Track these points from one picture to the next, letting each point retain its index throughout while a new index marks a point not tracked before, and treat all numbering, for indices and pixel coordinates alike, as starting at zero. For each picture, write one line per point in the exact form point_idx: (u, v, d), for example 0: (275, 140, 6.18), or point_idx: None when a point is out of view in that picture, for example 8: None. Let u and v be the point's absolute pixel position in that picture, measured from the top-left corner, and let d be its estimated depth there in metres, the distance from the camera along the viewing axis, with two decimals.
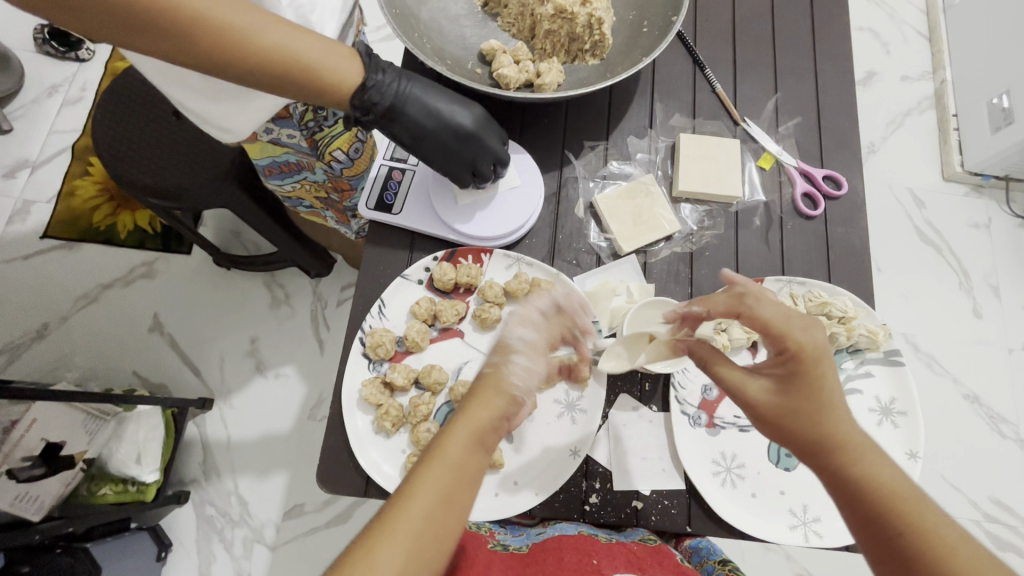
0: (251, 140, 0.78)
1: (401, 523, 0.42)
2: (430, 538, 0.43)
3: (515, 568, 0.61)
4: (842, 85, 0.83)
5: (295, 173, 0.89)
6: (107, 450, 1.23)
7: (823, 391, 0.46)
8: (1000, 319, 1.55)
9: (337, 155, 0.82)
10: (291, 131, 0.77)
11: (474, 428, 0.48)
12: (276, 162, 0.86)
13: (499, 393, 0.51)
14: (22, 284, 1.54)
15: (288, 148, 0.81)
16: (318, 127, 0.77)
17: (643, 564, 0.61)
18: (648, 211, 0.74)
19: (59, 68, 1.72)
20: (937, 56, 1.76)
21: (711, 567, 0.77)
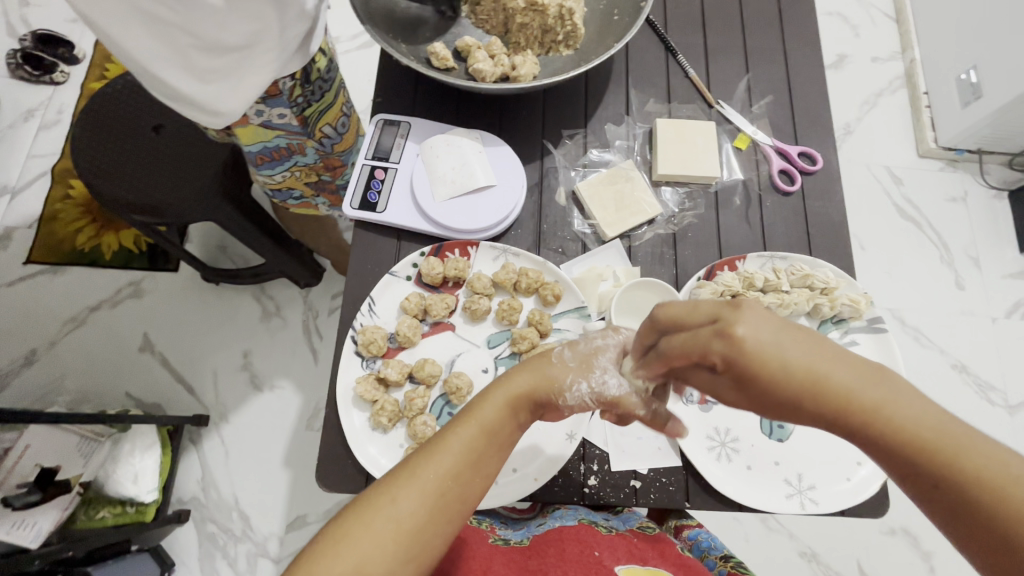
0: (242, 124, 0.78)
1: (421, 475, 0.48)
2: (451, 491, 0.48)
3: (518, 561, 0.64)
4: (812, 64, 0.85)
5: (285, 160, 0.91)
6: (103, 472, 1.24)
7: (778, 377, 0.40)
8: (982, 289, 1.58)
9: (326, 130, 0.89)
10: (281, 109, 0.78)
11: (509, 404, 0.52)
12: (267, 149, 0.87)
13: (539, 376, 0.54)
14: (7, 311, 1.53)
15: (279, 131, 0.83)
16: (306, 102, 0.81)
17: (644, 554, 0.67)
18: (629, 196, 0.75)
19: (34, 92, 1.71)
20: (904, 36, 1.81)
21: (711, 562, 0.83)
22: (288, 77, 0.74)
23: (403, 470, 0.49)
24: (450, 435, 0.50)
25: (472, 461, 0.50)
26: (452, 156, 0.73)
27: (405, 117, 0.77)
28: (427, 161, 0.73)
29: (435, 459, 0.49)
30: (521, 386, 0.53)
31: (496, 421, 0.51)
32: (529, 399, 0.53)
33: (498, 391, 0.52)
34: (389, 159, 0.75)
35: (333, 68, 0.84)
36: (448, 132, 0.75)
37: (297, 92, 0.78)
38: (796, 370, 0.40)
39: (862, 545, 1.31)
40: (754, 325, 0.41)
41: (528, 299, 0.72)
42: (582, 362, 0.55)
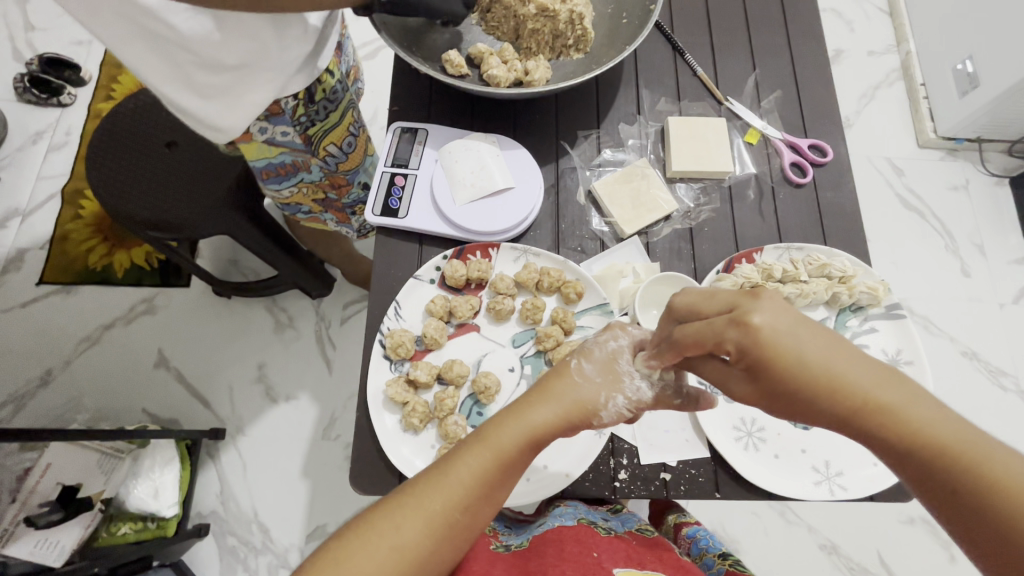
0: (247, 141, 0.83)
1: (431, 504, 0.50)
2: (459, 520, 0.50)
3: (519, 565, 0.65)
4: (817, 59, 0.87)
5: (291, 175, 0.95)
6: (123, 489, 1.24)
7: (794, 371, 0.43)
8: (988, 276, 1.59)
9: (330, 148, 0.93)
10: (285, 127, 0.83)
11: (530, 432, 0.52)
12: (273, 165, 0.91)
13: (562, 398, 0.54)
14: (21, 332, 1.54)
15: (282, 147, 0.87)
16: (310, 121, 0.85)
17: (643, 558, 0.68)
18: (646, 193, 0.77)
19: (43, 115, 1.73)
20: (899, 30, 1.83)
21: (711, 559, 0.85)
22: (290, 97, 0.77)
23: (411, 494, 0.50)
24: (461, 461, 0.51)
25: (483, 485, 0.51)
26: (471, 159, 0.74)
27: (422, 124, 0.79)
28: (446, 166, 0.74)
29: (445, 483, 0.50)
30: (540, 420, 0.53)
31: (513, 448, 0.52)
32: (551, 424, 0.53)
33: (517, 416, 0.53)
34: (408, 166, 0.76)
35: (340, 90, 0.88)
36: (466, 137, 0.76)
37: (299, 112, 0.82)
38: (811, 363, 0.43)
39: (883, 535, 1.32)
40: (771, 315, 0.44)
41: (550, 298, 0.73)
42: (608, 376, 0.56)
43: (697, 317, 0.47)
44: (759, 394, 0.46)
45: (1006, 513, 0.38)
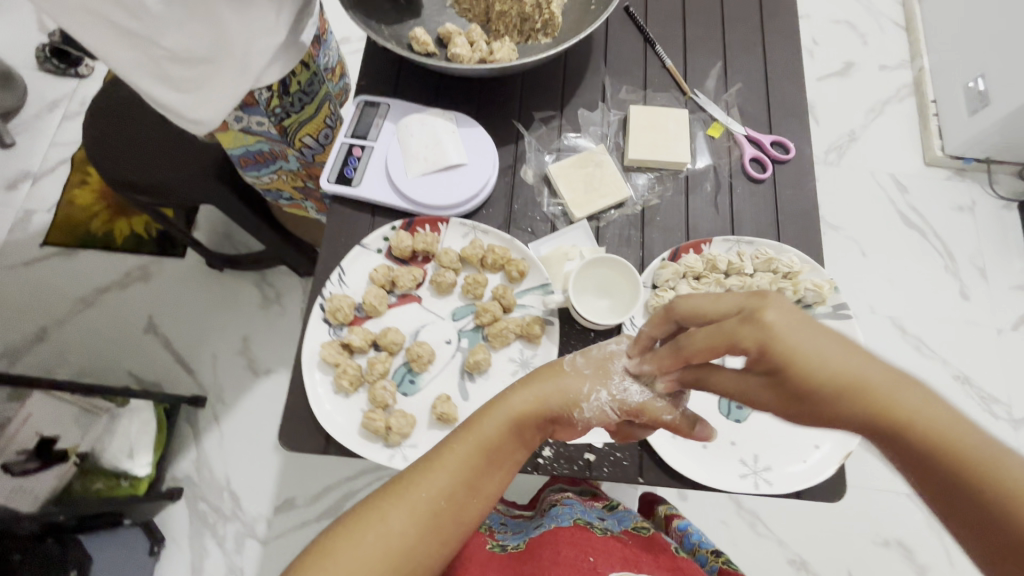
0: (224, 130, 0.86)
1: (417, 489, 0.54)
2: (443, 511, 0.53)
3: (512, 566, 0.70)
4: (793, 58, 0.86)
5: (269, 163, 0.99)
6: (100, 444, 1.29)
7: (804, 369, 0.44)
8: (988, 299, 1.55)
9: (307, 140, 0.95)
10: (259, 118, 0.85)
11: (510, 416, 0.56)
12: (250, 152, 0.95)
13: (548, 388, 0.58)
14: (22, 290, 1.60)
15: (259, 136, 0.90)
16: (285, 113, 0.87)
17: (638, 558, 0.69)
18: (599, 179, 0.77)
19: (61, 85, 1.79)
20: (914, 45, 1.79)
21: (703, 556, 0.84)
22: (263, 90, 0.79)
23: (400, 486, 0.54)
24: (448, 451, 0.55)
25: (468, 475, 0.55)
26: (426, 134, 0.75)
27: (385, 98, 0.80)
28: (402, 140, 0.76)
29: (431, 476, 0.54)
30: (519, 406, 0.56)
31: (495, 438, 0.56)
32: (532, 413, 0.57)
33: (498, 408, 0.56)
34: (367, 138, 0.77)
35: (317, 83, 0.89)
36: (423, 112, 0.77)
37: (274, 103, 0.84)
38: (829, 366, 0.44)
39: (854, 555, 1.29)
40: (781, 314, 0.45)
41: (494, 276, 0.74)
42: (596, 371, 0.58)
43: (703, 320, 0.49)
44: (770, 397, 0.46)
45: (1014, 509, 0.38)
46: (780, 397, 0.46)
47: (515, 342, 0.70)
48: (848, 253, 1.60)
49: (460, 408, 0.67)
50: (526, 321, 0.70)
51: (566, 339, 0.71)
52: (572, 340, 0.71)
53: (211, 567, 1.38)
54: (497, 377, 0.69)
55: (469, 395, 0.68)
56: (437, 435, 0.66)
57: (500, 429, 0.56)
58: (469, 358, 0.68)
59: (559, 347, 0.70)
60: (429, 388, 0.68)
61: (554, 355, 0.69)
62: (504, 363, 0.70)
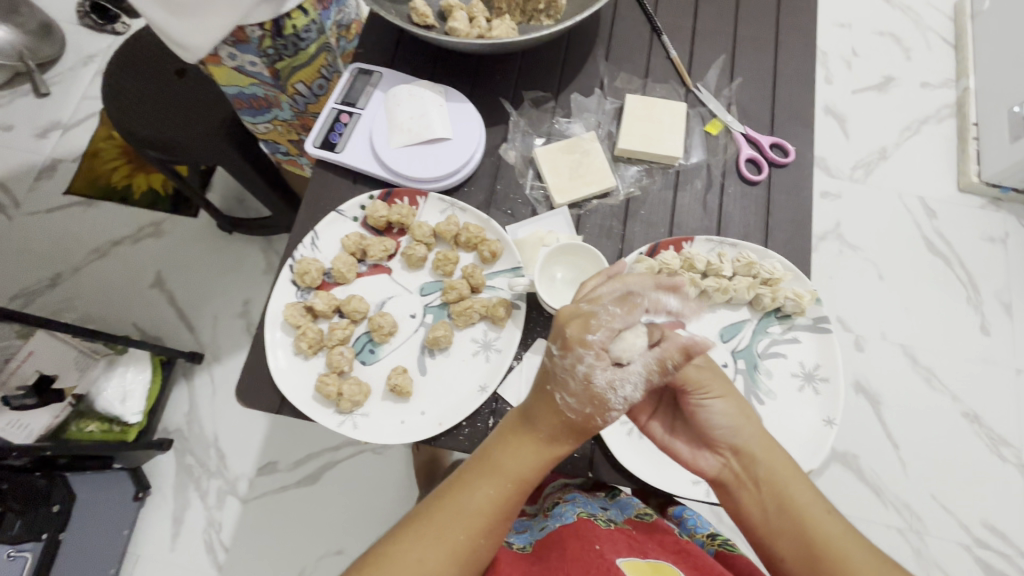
0: (217, 65, 0.87)
1: (452, 531, 0.54)
2: (478, 545, 0.54)
3: (523, 564, 0.69)
4: (807, 60, 0.82)
5: (264, 110, 1.00)
6: (95, 388, 1.33)
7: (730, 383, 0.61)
8: (1010, 337, 1.47)
9: (299, 87, 0.96)
10: (252, 57, 0.85)
11: (535, 450, 0.56)
12: (245, 95, 0.96)
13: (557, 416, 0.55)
14: (41, 235, 1.66)
15: (252, 79, 0.91)
16: (277, 55, 0.87)
17: (644, 546, 0.70)
18: (586, 166, 0.75)
19: (97, 40, 1.84)
20: (961, 64, 1.70)
21: (700, 541, 0.78)
22: (254, 27, 0.80)
23: (429, 523, 0.54)
24: (478, 492, 0.55)
25: (500, 512, 0.55)
26: (413, 105, 0.75)
27: (379, 67, 0.80)
28: (388, 109, 0.75)
29: (462, 519, 0.54)
30: (543, 437, 0.56)
31: (525, 474, 0.56)
32: (554, 442, 0.56)
33: (525, 443, 0.56)
34: (356, 105, 0.77)
35: (314, 31, 0.87)
36: (413, 83, 0.77)
37: (266, 43, 0.84)
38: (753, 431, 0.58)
39: None
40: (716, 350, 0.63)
41: (468, 255, 0.73)
42: (591, 403, 0.54)
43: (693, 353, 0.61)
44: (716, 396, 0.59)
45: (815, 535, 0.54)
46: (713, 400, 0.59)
47: (478, 324, 0.69)
48: (864, 277, 1.52)
49: (416, 383, 0.67)
50: (492, 303, 0.69)
51: (532, 324, 0.70)
52: (537, 327, 0.70)
53: (191, 520, 1.41)
54: (457, 356, 0.68)
55: (426, 370, 0.68)
56: (391, 408, 0.66)
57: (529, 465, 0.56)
58: (432, 334, 0.67)
59: (523, 332, 0.69)
60: (388, 359, 0.68)
61: (516, 339, 0.68)
62: (466, 343, 0.69)
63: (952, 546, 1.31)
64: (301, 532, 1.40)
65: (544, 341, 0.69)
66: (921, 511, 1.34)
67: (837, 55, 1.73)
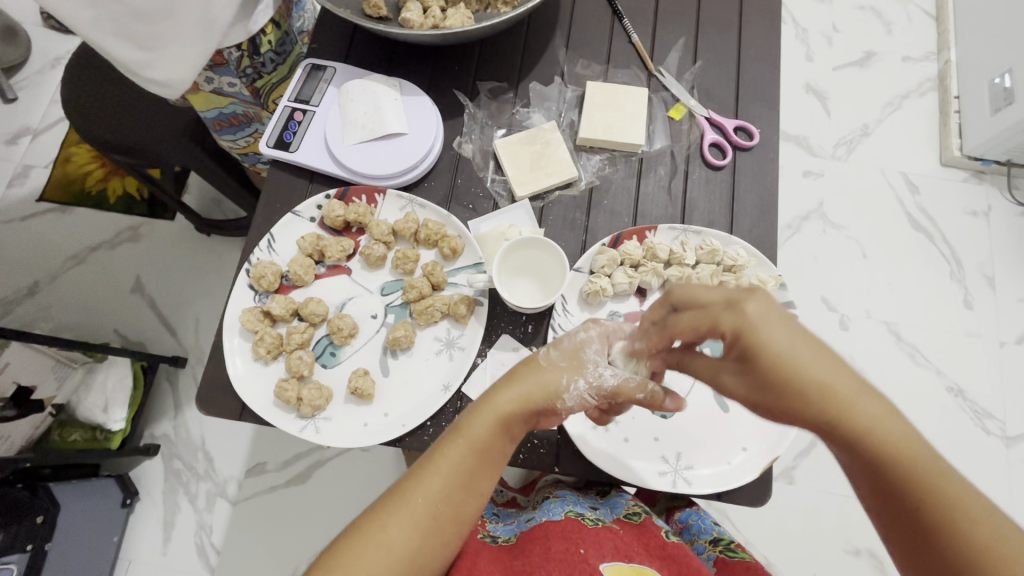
0: (195, 91, 0.83)
1: (414, 497, 0.51)
2: (442, 513, 0.51)
3: (504, 560, 0.67)
4: (772, 39, 0.80)
5: (244, 127, 0.95)
6: (76, 397, 1.30)
7: (772, 361, 0.45)
8: (993, 311, 1.47)
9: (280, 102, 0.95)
10: (230, 79, 0.83)
11: (498, 413, 0.53)
12: (223, 115, 0.91)
13: (528, 378, 0.55)
14: (18, 244, 1.63)
15: (232, 99, 0.87)
16: (256, 74, 0.85)
17: (630, 549, 0.67)
18: (547, 157, 0.73)
19: (63, 41, 1.79)
20: (942, 36, 1.67)
21: (700, 546, 0.79)
22: (232, 49, 0.77)
23: (395, 496, 0.51)
24: (439, 459, 0.52)
25: (463, 478, 0.52)
26: (366, 101, 0.73)
27: (333, 62, 0.78)
28: (342, 106, 0.74)
29: (425, 483, 0.51)
30: (508, 402, 0.53)
31: (485, 439, 0.52)
32: (518, 404, 0.53)
33: (489, 406, 0.53)
34: (310, 103, 0.75)
35: (290, 43, 0.87)
36: (367, 78, 0.75)
37: (245, 63, 0.82)
38: (805, 379, 0.45)
39: None
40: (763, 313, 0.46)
41: (429, 252, 0.72)
42: (571, 361, 0.56)
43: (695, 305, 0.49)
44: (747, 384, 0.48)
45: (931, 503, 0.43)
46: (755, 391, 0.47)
47: (441, 322, 0.68)
48: (848, 255, 1.51)
49: (378, 385, 0.66)
50: (453, 300, 0.67)
51: (496, 320, 0.69)
52: (501, 322, 0.69)
53: (181, 524, 1.41)
54: (419, 355, 0.67)
55: (387, 371, 0.67)
56: (352, 411, 0.65)
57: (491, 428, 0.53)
58: (392, 335, 0.66)
59: (487, 329, 0.68)
60: (349, 361, 0.67)
61: (479, 336, 0.67)
62: (428, 342, 0.68)
63: None
64: (293, 531, 1.40)
65: (508, 337, 0.68)
66: None
67: (817, 31, 1.70)
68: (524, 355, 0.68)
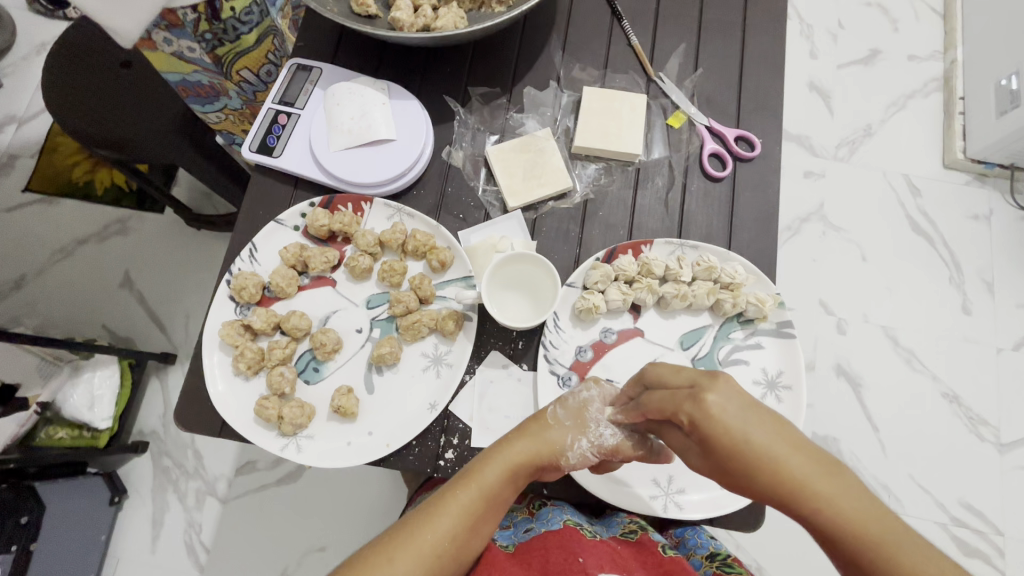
0: (155, 51, 0.86)
1: (423, 532, 0.50)
2: (446, 553, 0.50)
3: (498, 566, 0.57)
4: (775, 43, 0.77)
5: (211, 98, 1.00)
6: (61, 395, 1.26)
7: (730, 442, 0.45)
8: (991, 316, 1.45)
9: (244, 75, 0.96)
10: (189, 43, 0.84)
11: (509, 460, 0.54)
12: (189, 82, 0.95)
13: (536, 431, 0.56)
14: (3, 236, 1.60)
15: (193, 65, 0.90)
16: (217, 40, 0.86)
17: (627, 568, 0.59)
18: (540, 166, 0.71)
19: (49, 27, 1.74)
20: (949, 35, 1.64)
21: (697, 563, 0.65)
22: (187, 10, 0.77)
23: (403, 532, 0.50)
24: (449, 499, 0.52)
25: (471, 521, 0.52)
26: (353, 105, 0.70)
27: (320, 62, 0.74)
28: (328, 109, 0.71)
29: (435, 520, 0.50)
30: (521, 452, 0.55)
31: (496, 484, 0.53)
32: (528, 455, 0.55)
33: (500, 454, 0.54)
34: (295, 105, 0.72)
35: (256, 12, 0.87)
36: (355, 80, 0.72)
37: (203, 27, 0.82)
38: (763, 453, 0.45)
39: None
40: (725, 397, 0.47)
41: (417, 263, 0.69)
42: (574, 420, 0.57)
43: (663, 387, 0.51)
44: (709, 462, 0.48)
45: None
46: (720, 470, 0.47)
47: (428, 337, 0.66)
48: (847, 258, 1.49)
49: (362, 403, 0.64)
50: (440, 315, 0.65)
51: (486, 336, 0.67)
52: (491, 338, 0.67)
53: (170, 522, 1.39)
54: (406, 372, 0.65)
55: (372, 388, 0.65)
56: (337, 429, 0.63)
57: (500, 475, 0.54)
58: (378, 351, 0.64)
59: (476, 345, 0.66)
60: (333, 377, 0.65)
61: (467, 353, 0.65)
62: (415, 358, 0.66)
63: (929, 525, 1.32)
64: (281, 531, 1.37)
65: (498, 353, 0.66)
66: (900, 491, 1.35)
67: (822, 28, 1.66)
68: (513, 373, 0.66)
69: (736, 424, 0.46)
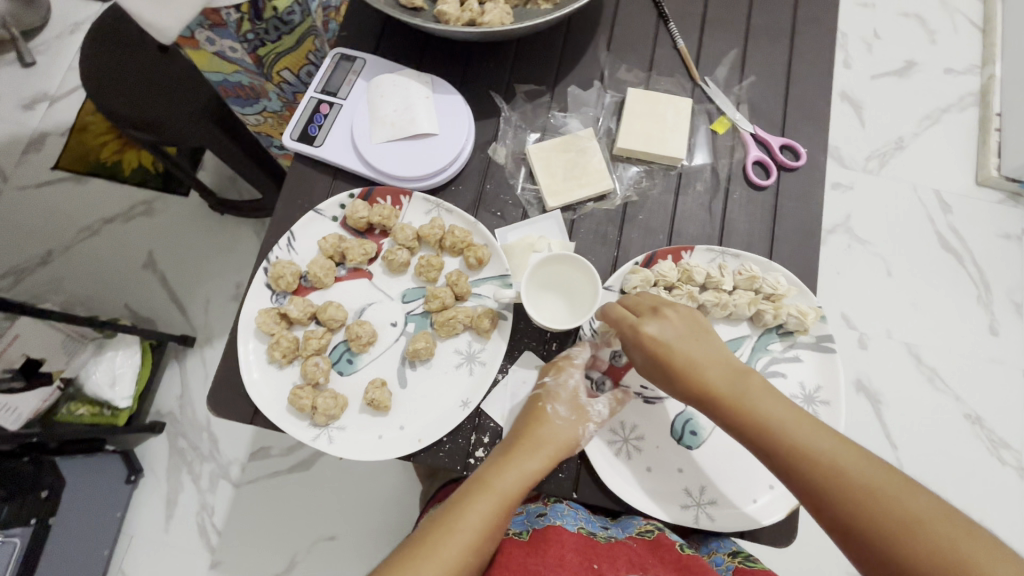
0: (198, 49, 0.88)
1: (447, 547, 0.52)
2: (469, 565, 0.52)
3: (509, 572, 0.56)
4: (823, 51, 0.76)
5: (252, 100, 1.01)
6: (83, 371, 1.28)
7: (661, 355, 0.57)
8: (1020, 338, 1.42)
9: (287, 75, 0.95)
10: (230, 42, 0.85)
11: (524, 472, 0.57)
12: (231, 83, 0.97)
13: (542, 433, 0.60)
14: (31, 211, 1.61)
15: (233, 63, 0.91)
16: (259, 40, 0.85)
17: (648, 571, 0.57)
18: (581, 166, 0.70)
19: (84, 7, 1.76)
20: (987, 50, 1.60)
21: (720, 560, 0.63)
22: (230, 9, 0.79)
23: (427, 545, 0.52)
24: (470, 510, 0.54)
25: (491, 530, 0.54)
26: (396, 97, 0.70)
27: (363, 53, 0.74)
28: (371, 100, 0.70)
29: (458, 532, 0.53)
30: (534, 464, 0.58)
31: (513, 495, 0.56)
32: (540, 462, 0.58)
33: (514, 463, 0.58)
34: (337, 95, 0.72)
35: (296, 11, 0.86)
36: (399, 72, 0.72)
37: (245, 27, 0.83)
38: (688, 363, 0.56)
39: None
40: (659, 325, 0.57)
41: (453, 259, 0.69)
42: (577, 414, 0.62)
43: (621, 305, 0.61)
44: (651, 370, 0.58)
45: (810, 469, 0.50)
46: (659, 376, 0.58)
47: (463, 334, 0.66)
48: (873, 273, 1.47)
49: (394, 396, 0.64)
50: (477, 313, 0.65)
51: (520, 336, 0.66)
52: (525, 338, 0.66)
53: (183, 503, 1.40)
54: (439, 367, 0.65)
55: (405, 382, 0.65)
56: (368, 421, 0.63)
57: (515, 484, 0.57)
58: (414, 345, 0.64)
59: (510, 344, 0.66)
60: (367, 369, 0.65)
61: (501, 352, 0.64)
62: (448, 354, 0.66)
63: None
64: (291, 518, 1.38)
65: (531, 353, 0.66)
66: None
67: (857, 37, 1.63)
68: None
69: (668, 339, 0.57)
